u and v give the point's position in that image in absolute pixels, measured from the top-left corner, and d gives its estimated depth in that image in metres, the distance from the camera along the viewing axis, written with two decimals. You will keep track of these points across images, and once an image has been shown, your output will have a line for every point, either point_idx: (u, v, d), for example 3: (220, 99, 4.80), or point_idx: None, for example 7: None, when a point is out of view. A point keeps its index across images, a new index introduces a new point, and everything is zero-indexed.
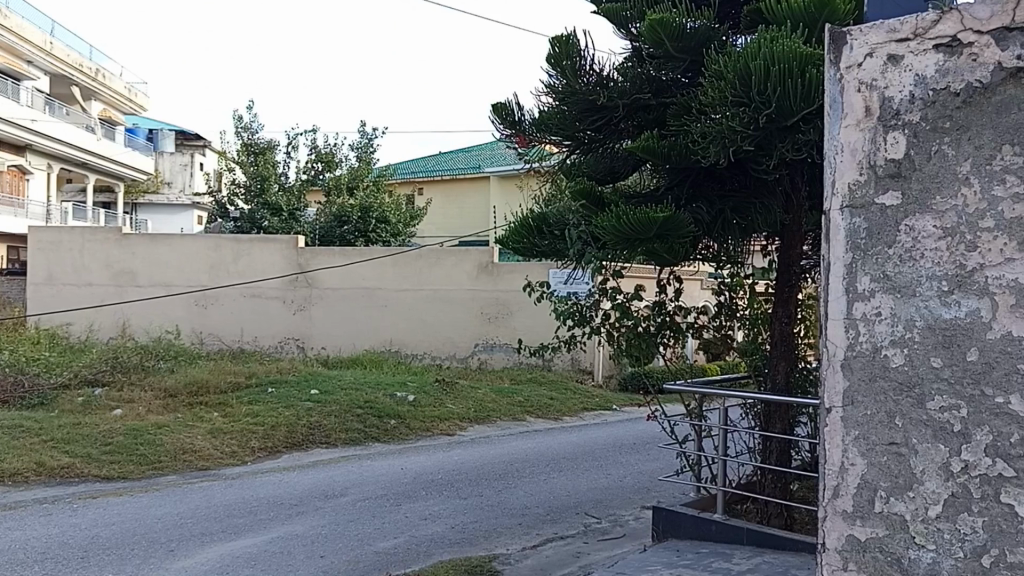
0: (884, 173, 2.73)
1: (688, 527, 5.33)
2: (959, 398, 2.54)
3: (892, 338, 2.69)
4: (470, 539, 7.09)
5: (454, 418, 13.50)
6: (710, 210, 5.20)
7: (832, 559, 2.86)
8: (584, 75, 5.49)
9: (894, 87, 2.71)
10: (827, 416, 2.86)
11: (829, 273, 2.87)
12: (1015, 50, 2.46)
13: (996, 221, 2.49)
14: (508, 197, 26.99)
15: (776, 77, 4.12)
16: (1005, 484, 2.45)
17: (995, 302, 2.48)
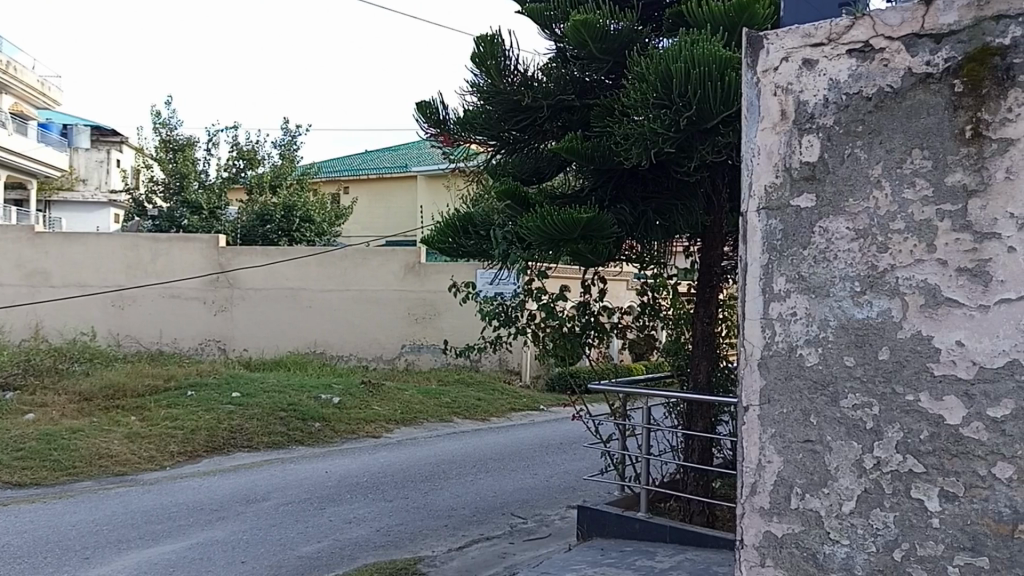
0: (799, 175, 2.78)
1: (612, 526, 5.35)
2: (871, 396, 2.60)
3: (807, 337, 2.73)
4: (396, 542, 6.97)
5: (381, 420, 13.30)
6: (633, 211, 5.25)
7: (750, 555, 2.88)
8: (509, 75, 5.42)
9: (809, 91, 2.76)
10: (744, 415, 2.89)
11: (746, 274, 2.90)
12: (924, 56, 2.54)
13: (906, 223, 2.56)
14: (436, 198, 26.80)
15: (696, 80, 4.16)
16: (915, 480, 2.52)
17: (905, 302, 2.55)
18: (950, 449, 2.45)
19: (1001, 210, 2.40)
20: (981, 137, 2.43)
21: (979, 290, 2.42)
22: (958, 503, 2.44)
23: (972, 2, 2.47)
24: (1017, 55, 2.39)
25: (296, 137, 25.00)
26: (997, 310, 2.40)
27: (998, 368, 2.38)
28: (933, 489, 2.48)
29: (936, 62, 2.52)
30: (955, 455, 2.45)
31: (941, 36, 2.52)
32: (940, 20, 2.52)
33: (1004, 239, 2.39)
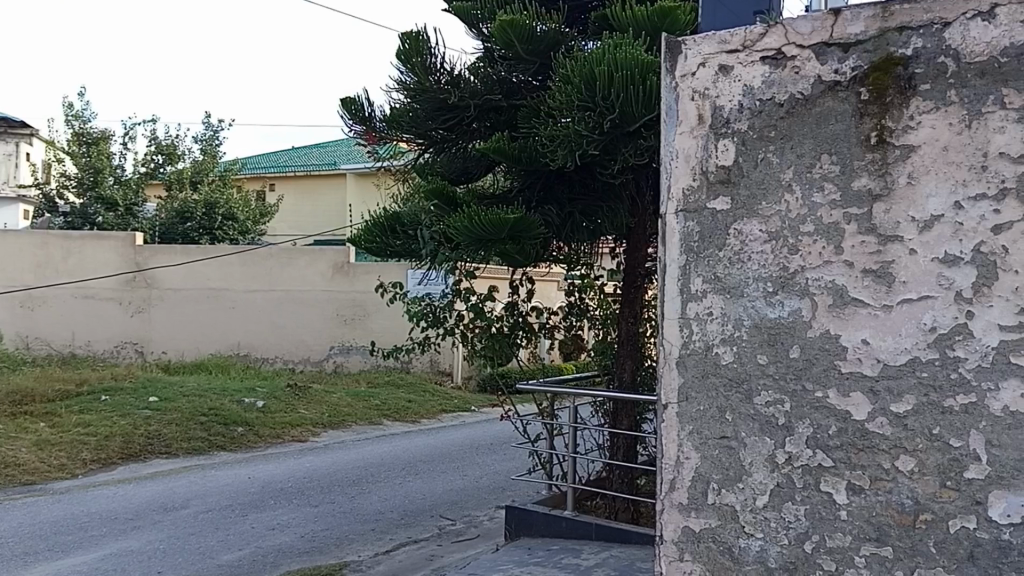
0: (715, 179, 2.84)
1: (539, 525, 5.37)
2: (782, 393, 2.68)
3: (722, 336, 2.80)
4: (321, 547, 6.84)
5: (306, 424, 13.03)
6: (560, 212, 5.29)
7: (669, 550, 2.92)
8: (435, 73, 5.41)
9: (725, 96, 2.83)
10: (663, 413, 2.93)
11: (664, 275, 2.94)
12: (833, 65, 2.64)
13: (815, 226, 2.64)
14: (365, 197, 26.46)
15: (620, 83, 4.22)
16: (825, 474, 2.60)
17: (814, 301, 2.64)
18: (857, 443, 2.55)
19: (902, 214, 2.51)
20: (885, 144, 2.54)
21: (882, 291, 2.53)
22: (863, 495, 2.54)
23: (876, 13, 2.58)
24: (918, 66, 2.50)
25: (218, 132, 24.30)
26: (900, 309, 2.50)
27: (901, 364, 2.49)
28: (841, 483, 2.58)
29: (843, 70, 2.61)
30: (861, 449, 2.54)
31: (849, 45, 2.61)
32: (848, 29, 2.61)
33: (905, 242, 2.50)
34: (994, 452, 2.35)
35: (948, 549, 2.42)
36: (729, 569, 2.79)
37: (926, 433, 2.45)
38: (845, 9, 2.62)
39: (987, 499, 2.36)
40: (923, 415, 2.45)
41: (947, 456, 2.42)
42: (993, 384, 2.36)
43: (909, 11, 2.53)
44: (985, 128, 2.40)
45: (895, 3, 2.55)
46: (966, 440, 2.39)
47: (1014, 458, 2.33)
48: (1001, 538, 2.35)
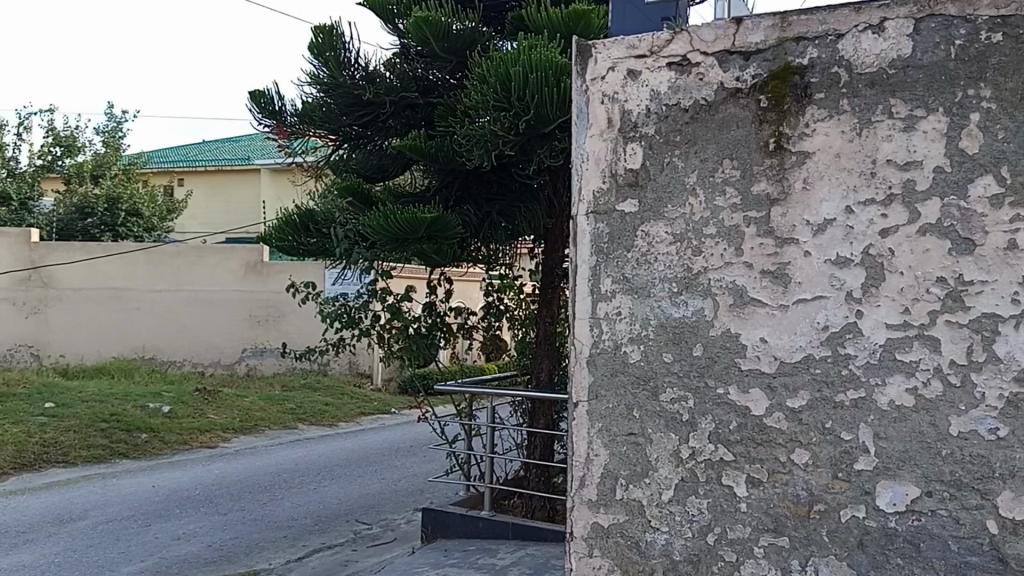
0: (624, 181, 2.90)
1: (455, 526, 5.34)
2: (686, 390, 2.76)
3: (630, 335, 2.86)
4: (229, 556, 6.63)
5: (216, 429, 12.64)
6: (477, 212, 5.28)
7: (579, 546, 2.96)
8: (349, 68, 5.35)
9: (633, 100, 2.89)
10: (573, 411, 2.97)
11: (575, 275, 2.99)
12: (734, 72, 2.73)
13: (717, 228, 2.73)
14: (280, 193, 25.84)
15: (534, 85, 4.25)
16: (726, 467, 2.70)
17: (716, 301, 2.73)
18: (755, 438, 2.65)
19: (798, 218, 2.62)
20: (782, 150, 2.65)
21: (780, 291, 2.64)
22: (762, 487, 2.64)
23: (775, 23, 2.69)
24: (813, 75, 2.62)
25: (121, 124, 23.42)
26: (796, 309, 2.62)
27: (796, 362, 2.60)
28: (741, 476, 2.67)
29: (745, 78, 2.72)
30: (760, 443, 2.65)
31: (750, 53, 2.72)
32: (749, 38, 2.72)
33: (801, 244, 2.61)
34: (881, 444, 2.49)
35: (840, 537, 2.54)
36: (636, 564, 2.85)
37: (820, 427, 2.57)
38: (746, 18, 2.72)
39: (874, 489, 2.50)
40: (817, 409, 2.57)
41: (839, 448, 2.54)
42: (880, 380, 2.49)
43: (805, 22, 2.65)
44: (874, 136, 2.53)
45: (792, 14, 2.67)
46: (856, 433, 2.52)
47: (899, 450, 2.47)
48: (888, 526, 2.48)
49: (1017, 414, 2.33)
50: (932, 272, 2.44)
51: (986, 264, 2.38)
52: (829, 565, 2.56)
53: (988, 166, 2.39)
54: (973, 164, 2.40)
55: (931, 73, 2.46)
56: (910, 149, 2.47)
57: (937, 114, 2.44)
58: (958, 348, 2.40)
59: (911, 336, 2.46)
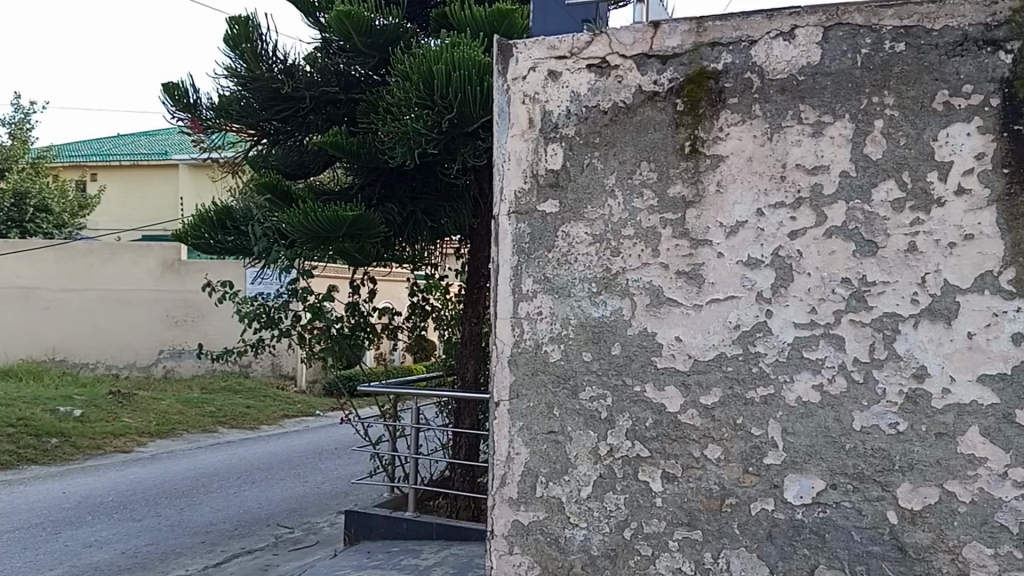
0: (545, 182, 2.92)
1: (380, 528, 5.15)
2: (605, 388, 2.80)
3: (551, 334, 2.88)
4: (143, 563, 6.38)
5: (131, 433, 12.14)
6: (401, 211, 5.20)
7: (499, 544, 2.95)
8: (267, 60, 5.19)
9: (554, 101, 2.91)
10: (494, 410, 2.97)
11: (497, 275, 2.98)
12: (652, 76, 2.79)
13: (635, 230, 2.78)
14: (200, 190, 25.05)
15: (457, 83, 4.23)
16: (642, 463, 2.75)
17: (634, 301, 2.78)
18: (671, 434, 2.71)
19: (712, 220, 2.69)
20: (697, 153, 2.71)
21: (694, 291, 2.70)
22: (677, 482, 2.70)
23: (692, 28, 2.75)
24: (727, 80, 2.69)
25: (30, 116, 22.34)
26: (709, 308, 2.68)
27: (709, 360, 2.67)
28: (657, 471, 2.73)
29: (662, 81, 2.77)
30: (675, 439, 2.71)
31: (667, 57, 2.78)
32: (666, 42, 2.78)
33: (714, 246, 2.68)
34: (789, 439, 2.58)
35: (750, 529, 2.62)
36: (555, 560, 2.87)
37: (731, 422, 2.64)
38: (663, 22, 2.78)
39: (783, 482, 2.58)
40: (729, 406, 2.64)
41: (750, 443, 2.62)
42: (788, 377, 2.58)
43: (721, 28, 2.72)
44: (784, 141, 2.61)
45: (708, 20, 2.73)
46: (765, 429, 2.61)
47: (806, 444, 2.56)
48: (795, 518, 2.57)
49: (915, 409, 2.45)
50: (837, 273, 2.54)
51: (887, 266, 2.49)
52: (740, 557, 2.64)
53: (891, 172, 2.49)
54: (877, 169, 2.51)
55: (838, 80, 2.55)
56: (819, 154, 2.57)
57: (844, 120, 2.54)
58: (861, 346, 2.51)
59: (817, 334, 2.55)
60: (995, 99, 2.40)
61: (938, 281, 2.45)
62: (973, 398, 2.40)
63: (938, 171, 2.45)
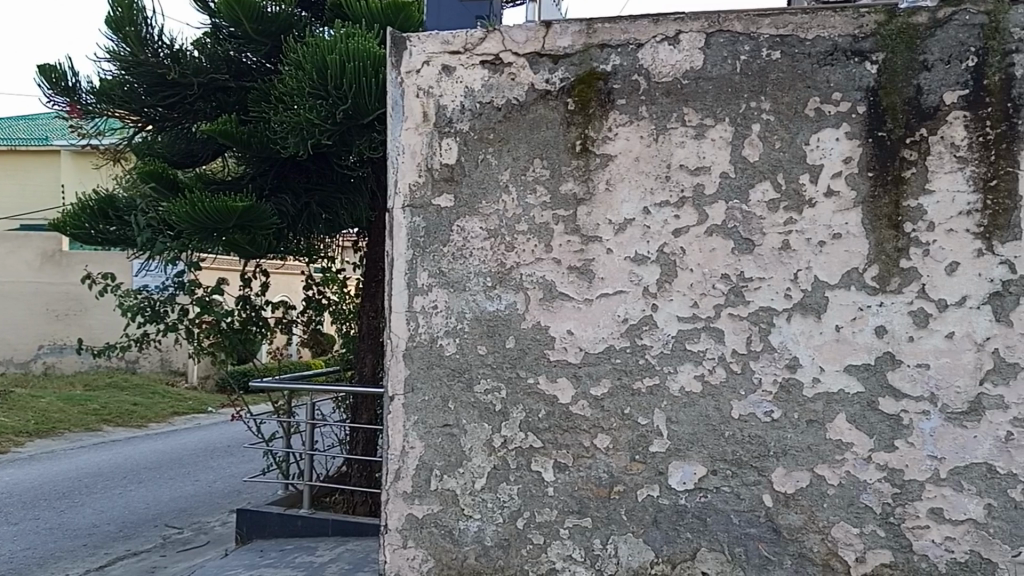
0: (439, 176, 2.93)
1: (273, 526, 5.00)
2: (499, 381, 2.84)
3: (446, 328, 2.90)
4: (18, 570, 6.02)
5: (7, 433, 11.40)
6: (295, 202, 5.05)
7: (393, 538, 2.95)
8: (152, 45, 4.98)
9: (448, 96, 2.92)
10: (389, 405, 2.96)
11: (391, 269, 2.97)
12: (544, 75, 2.84)
13: (529, 226, 2.83)
14: (82, 177, 23.71)
15: (351, 74, 4.18)
16: (535, 454, 2.81)
17: (527, 296, 2.83)
18: (562, 424, 2.79)
19: (602, 217, 2.77)
20: (588, 152, 2.79)
21: (585, 286, 2.78)
22: (568, 472, 2.78)
23: (582, 29, 2.82)
24: (616, 81, 2.77)
25: None
26: (599, 302, 2.76)
27: (599, 352, 2.76)
28: (549, 461, 2.80)
29: (554, 80, 2.83)
30: (566, 430, 2.78)
31: (558, 56, 2.83)
32: (558, 42, 2.83)
33: (604, 242, 2.77)
34: (673, 427, 2.69)
35: (637, 515, 2.73)
36: (449, 552, 2.89)
37: (620, 413, 2.74)
38: (555, 22, 2.83)
39: (667, 469, 2.70)
40: (617, 396, 2.74)
41: (637, 432, 2.72)
42: (673, 368, 2.69)
43: (609, 30, 2.80)
44: (669, 142, 2.72)
45: (598, 22, 2.80)
46: (651, 418, 2.71)
47: (689, 432, 2.68)
48: (679, 503, 2.69)
49: (788, 398, 2.61)
50: (718, 269, 2.67)
51: (763, 263, 2.63)
52: (627, 543, 2.73)
53: (767, 174, 2.63)
54: (754, 171, 2.64)
55: (719, 85, 2.67)
56: (701, 155, 2.68)
57: (724, 124, 2.66)
58: (739, 339, 2.64)
59: (699, 328, 2.67)
60: (862, 107, 2.57)
61: (809, 277, 2.60)
62: (840, 387, 2.57)
63: (810, 173, 2.60)
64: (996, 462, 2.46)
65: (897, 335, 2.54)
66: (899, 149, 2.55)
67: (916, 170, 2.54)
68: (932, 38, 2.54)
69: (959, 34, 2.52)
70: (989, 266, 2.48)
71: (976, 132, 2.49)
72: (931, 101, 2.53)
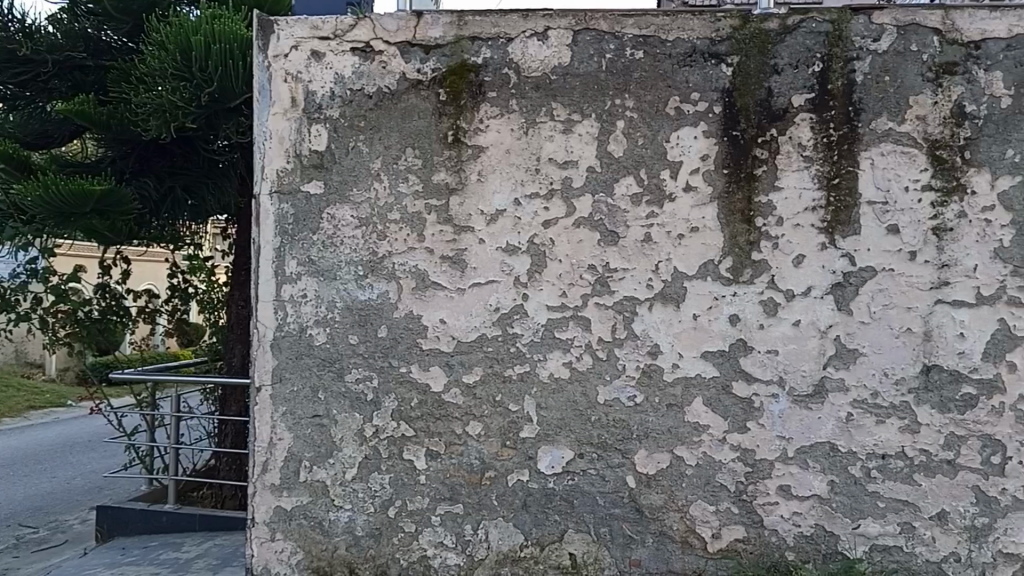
0: (308, 163, 2.88)
1: (136, 523, 4.78)
2: (371, 370, 2.83)
3: (316, 317, 2.87)
4: None
5: None
6: (158, 187, 4.79)
7: (261, 532, 2.89)
8: (5, 20, 4.82)
9: (317, 82, 2.87)
10: (255, 396, 2.90)
11: (258, 257, 2.90)
12: (415, 64, 2.84)
13: (401, 214, 2.83)
14: None
15: (217, 55, 4.02)
16: (407, 443, 2.82)
17: (400, 285, 2.83)
18: (434, 413, 2.81)
19: (473, 208, 2.80)
20: (460, 143, 2.81)
21: (457, 275, 2.81)
22: (440, 459, 2.81)
23: (453, 21, 2.83)
24: (487, 74, 2.80)
25: None
26: (471, 292, 2.80)
27: (471, 341, 2.79)
28: (421, 450, 2.82)
29: (425, 70, 2.84)
30: (438, 418, 2.81)
31: (429, 47, 2.84)
32: (429, 32, 2.84)
33: (475, 232, 2.80)
34: (542, 413, 2.77)
35: (507, 500, 2.79)
36: (319, 543, 2.87)
37: (491, 400, 2.79)
38: (426, 13, 2.83)
39: (536, 453, 2.78)
40: (489, 384, 2.79)
41: (507, 418, 2.79)
42: (542, 355, 2.77)
43: (480, 23, 2.82)
44: (538, 136, 2.78)
45: (468, 14, 2.83)
46: (522, 404, 2.78)
47: (557, 417, 2.77)
48: (547, 486, 2.77)
49: (650, 382, 2.73)
50: (585, 260, 2.76)
51: (627, 254, 2.74)
52: (497, 527, 2.80)
53: (630, 169, 2.74)
54: (619, 165, 2.74)
55: (586, 81, 2.75)
56: (569, 149, 2.76)
57: (591, 120, 2.75)
58: (604, 326, 2.74)
59: (567, 316, 2.76)
60: (718, 107, 2.71)
61: (669, 269, 2.73)
62: (697, 372, 2.72)
63: (670, 169, 2.73)
64: (838, 440, 2.66)
65: (749, 323, 2.70)
66: (751, 148, 2.70)
67: (766, 168, 2.70)
68: (782, 44, 2.71)
69: (806, 41, 2.69)
70: (831, 259, 2.67)
71: (821, 133, 2.68)
72: (781, 104, 2.70)
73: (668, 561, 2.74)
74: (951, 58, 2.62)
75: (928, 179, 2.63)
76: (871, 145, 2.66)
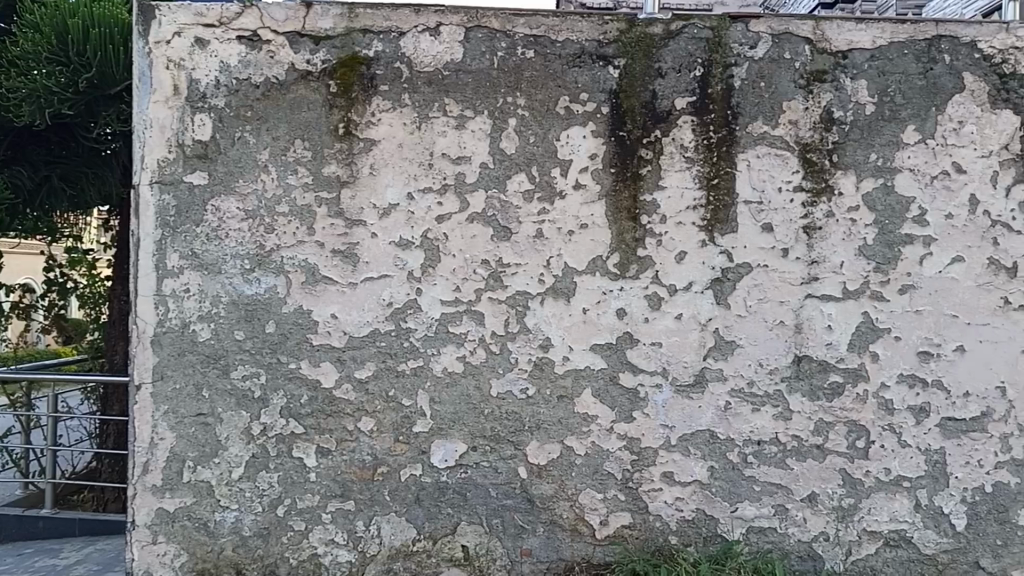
0: (192, 153, 2.80)
1: (9, 530, 4.50)
2: (258, 366, 2.78)
3: (199, 312, 2.79)
4: None
5: None
6: (33, 175, 4.53)
7: (141, 534, 2.79)
8: None
9: (201, 70, 2.79)
10: (135, 394, 2.79)
11: (138, 249, 2.80)
12: (304, 55, 2.80)
13: (290, 207, 2.79)
14: None
15: (95, 41, 3.93)
16: (296, 440, 2.79)
17: (289, 279, 2.79)
18: (325, 409, 2.79)
19: (365, 202, 2.79)
20: (351, 135, 2.79)
21: (349, 270, 2.78)
22: (330, 456, 2.79)
23: (343, 12, 2.80)
24: (378, 68, 2.80)
25: None
26: (363, 287, 2.78)
27: (362, 335, 2.78)
28: (311, 446, 2.79)
29: (315, 62, 2.80)
30: (329, 414, 2.79)
31: (319, 38, 2.80)
32: (318, 23, 2.80)
33: (367, 226, 2.79)
34: (435, 407, 2.79)
35: (399, 495, 2.80)
36: (204, 545, 2.80)
37: (384, 395, 2.79)
38: (316, 3, 2.79)
39: (428, 448, 2.79)
40: (381, 379, 2.79)
41: (400, 413, 2.79)
42: (436, 350, 2.78)
43: (371, 16, 2.80)
44: (431, 131, 2.79)
45: (360, 7, 2.80)
46: (414, 399, 2.79)
47: (450, 411, 2.79)
48: (440, 480, 2.79)
49: (541, 375, 2.79)
50: (477, 255, 2.79)
51: (519, 250, 2.79)
52: (389, 522, 2.80)
53: (522, 165, 2.79)
54: (511, 162, 2.78)
55: (477, 78, 2.78)
56: (461, 145, 2.78)
57: (483, 116, 2.78)
58: (497, 321, 2.78)
59: (460, 311, 2.78)
60: (605, 108, 2.79)
61: (560, 264, 2.79)
62: (586, 365, 2.79)
63: (560, 167, 2.79)
64: (717, 428, 2.79)
65: (635, 317, 2.80)
66: (637, 148, 2.80)
67: (651, 168, 2.80)
68: (665, 48, 2.81)
69: (688, 46, 2.81)
70: (711, 255, 2.79)
71: (701, 135, 2.79)
72: (664, 106, 2.80)
73: (557, 549, 2.81)
74: (821, 67, 2.79)
75: (799, 180, 2.79)
76: (748, 147, 2.79)
